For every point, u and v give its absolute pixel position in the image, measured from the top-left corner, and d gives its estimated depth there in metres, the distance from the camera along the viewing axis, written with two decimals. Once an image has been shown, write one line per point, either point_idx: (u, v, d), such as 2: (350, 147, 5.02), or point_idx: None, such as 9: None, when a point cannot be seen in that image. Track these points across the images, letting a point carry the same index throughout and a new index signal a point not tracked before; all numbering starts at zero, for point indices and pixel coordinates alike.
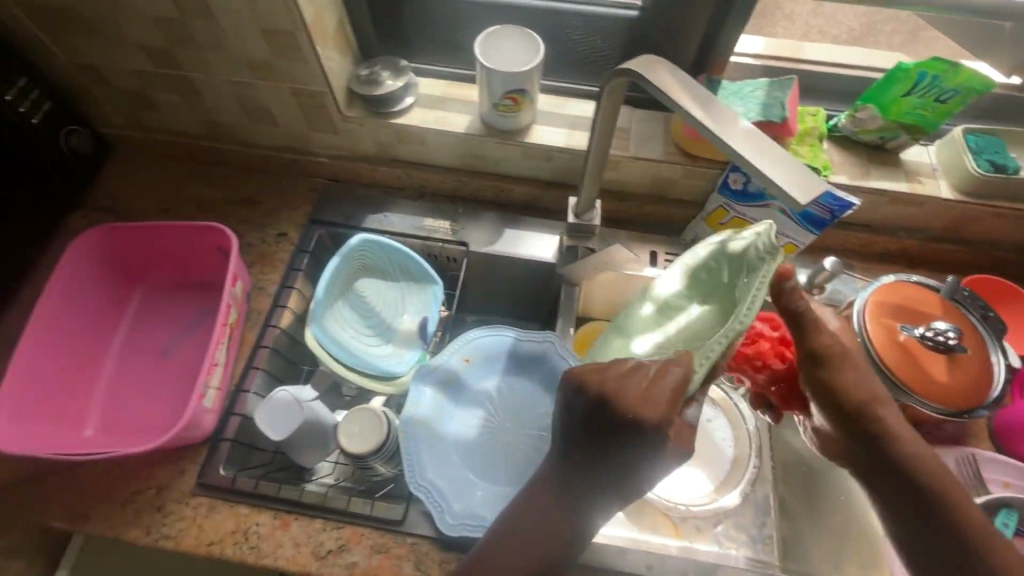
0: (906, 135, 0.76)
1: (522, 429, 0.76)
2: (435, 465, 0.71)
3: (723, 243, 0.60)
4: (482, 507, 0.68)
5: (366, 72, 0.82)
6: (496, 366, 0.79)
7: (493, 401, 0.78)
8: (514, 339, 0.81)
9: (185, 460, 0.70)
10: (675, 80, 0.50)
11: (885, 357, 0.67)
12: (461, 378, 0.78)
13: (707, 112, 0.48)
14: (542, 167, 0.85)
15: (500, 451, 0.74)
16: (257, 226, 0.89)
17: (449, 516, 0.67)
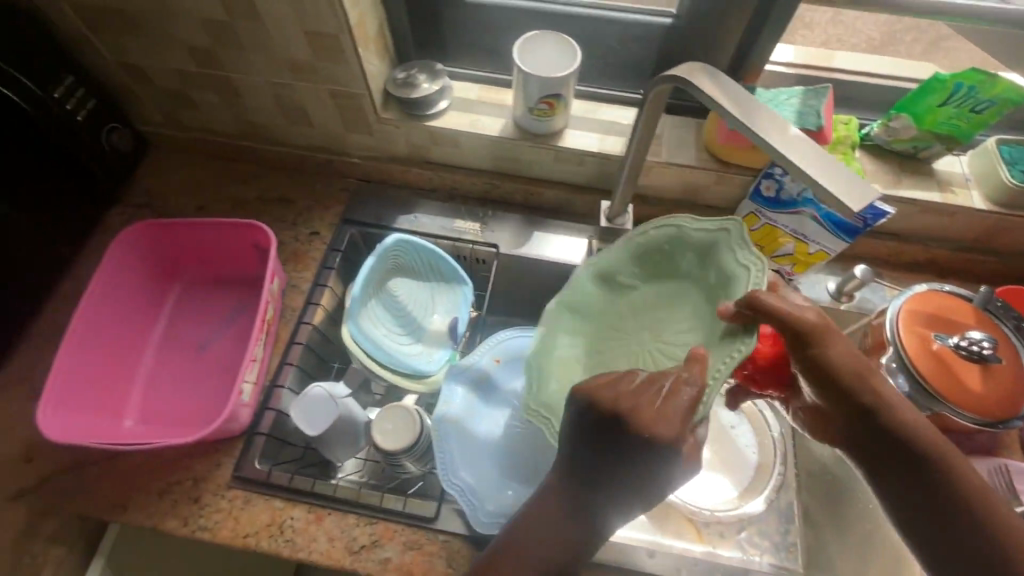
0: (940, 145, 0.76)
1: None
2: (468, 465, 0.72)
3: (678, 230, 0.61)
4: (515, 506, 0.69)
5: (403, 75, 0.82)
6: None
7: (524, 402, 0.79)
8: None
9: (222, 453, 0.72)
10: (724, 89, 0.51)
11: (918, 365, 0.68)
12: (493, 378, 0.80)
13: (756, 119, 0.48)
14: (574, 171, 0.86)
15: (532, 451, 0.75)
16: (291, 225, 0.91)
17: (483, 514, 0.68)
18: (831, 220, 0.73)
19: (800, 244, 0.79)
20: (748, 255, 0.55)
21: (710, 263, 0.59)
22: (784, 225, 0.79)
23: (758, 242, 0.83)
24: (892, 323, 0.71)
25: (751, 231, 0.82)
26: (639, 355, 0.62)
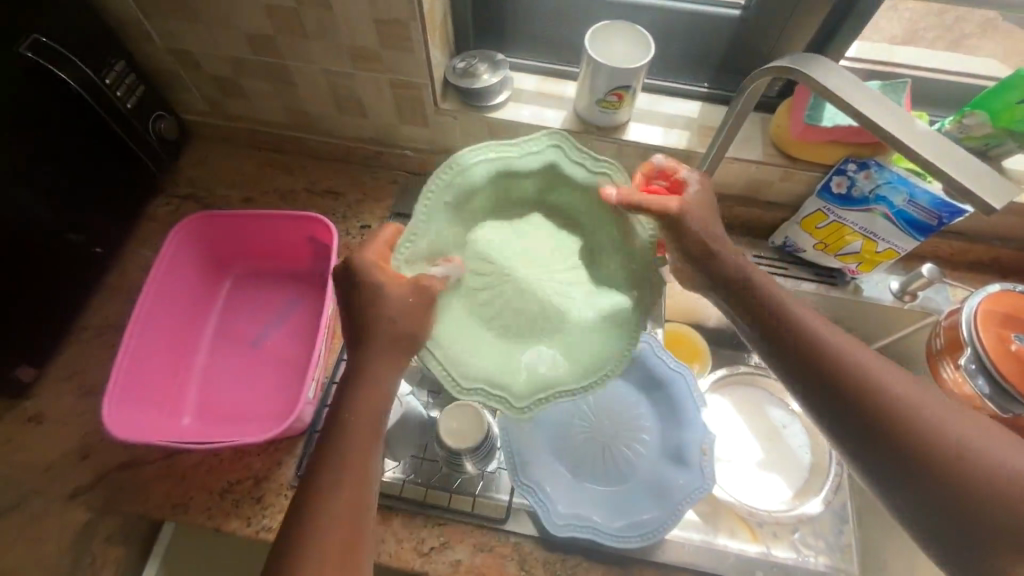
0: (1014, 143, 0.74)
1: (619, 428, 0.76)
2: (533, 462, 0.71)
3: (506, 161, 0.58)
4: (583, 507, 0.68)
5: (462, 64, 0.80)
6: None
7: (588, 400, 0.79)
8: None
9: (283, 452, 0.70)
10: (841, 81, 0.50)
11: (1000, 366, 0.66)
12: None
13: (879, 113, 0.47)
14: (634, 165, 0.84)
15: (598, 450, 0.75)
16: (340, 218, 0.89)
17: (556, 516, 0.66)
18: (905, 218, 0.72)
19: (867, 243, 0.78)
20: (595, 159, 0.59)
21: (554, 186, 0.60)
22: (852, 223, 0.77)
23: (823, 240, 0.81)
24: (968, 324, 0.70)
25: (817, 228, 0.80)
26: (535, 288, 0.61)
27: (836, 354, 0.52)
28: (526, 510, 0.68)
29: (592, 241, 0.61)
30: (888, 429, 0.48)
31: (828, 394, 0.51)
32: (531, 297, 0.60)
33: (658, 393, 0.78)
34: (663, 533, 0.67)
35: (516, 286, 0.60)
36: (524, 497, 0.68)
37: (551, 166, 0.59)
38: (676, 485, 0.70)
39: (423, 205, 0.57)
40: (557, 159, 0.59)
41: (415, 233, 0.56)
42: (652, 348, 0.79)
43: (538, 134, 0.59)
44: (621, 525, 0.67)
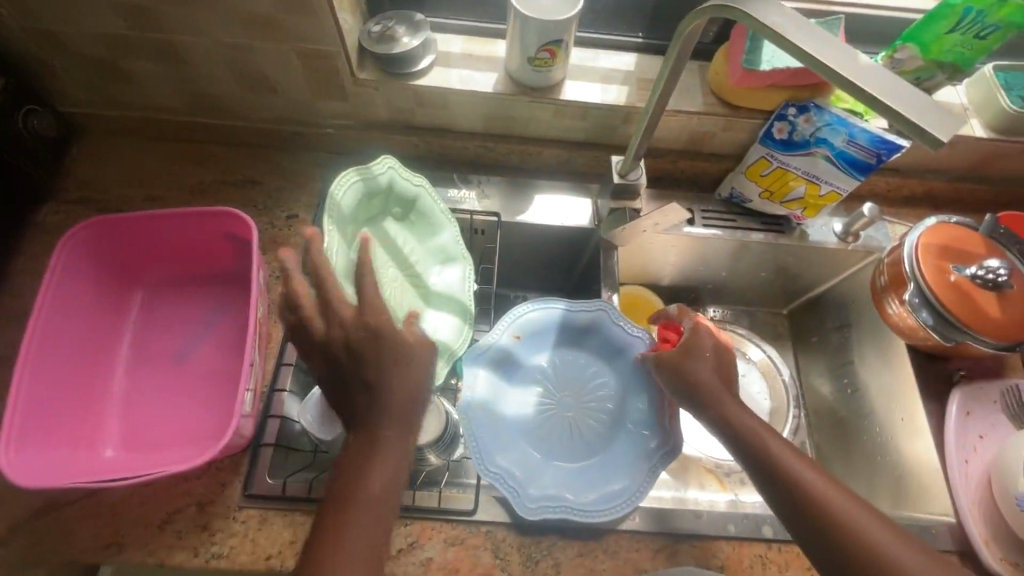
0: (943, 75, 0.74)
1: (583, 401, 0.76)
2: (501, 447, 0.68)
3: (361, 180, 0.65)
4: (555, 487, 0.66)
5: (378, 28, 0.73)
6: (546, 341, 0.78)
7: (548, 377, 0.78)
8: (564, 311, 0.78)
9: (226, 472, 0.64)
10: (781, 18, 0.47)
11: (942, 297, 0.68)
12: (514, 355, 0.76)
13: (820, 50, 0.44)
14: (576, 127, 0.80)
15: (562, 426, 0.74)
16: (262, 209, 0.80)
17: (528, 500, 0.64)
18: (845, 159, 0.71)
19: (811, 187, 0.77)
20: (415, 178, 0.71)
21: (393, 199, 0.70)
22: (795, 168, 0.76)
23: (768, 187, 0.80)
24: (909, 258, 0.71)
25: (762, 176, 0.79)
26: (393, 288, 0.70)
27: (788, 465, 0.55)
28: (496, 498, 0.65)
29: (423, 232, 0.74)
30: (839, 548, 0.50)
31: (779, 504, 0.54)
32: (393, 294, 0.69)
33: (620, 362, 0.77)
34: (636, 502, 0.65)
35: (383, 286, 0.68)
36: (494, 484, 0.65)
37: (392, 186, 0.69)
38: (645, 451, 0.69)
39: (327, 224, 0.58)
40: (394, 179, 0.69)
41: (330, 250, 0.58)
42: (610, 316, 0.77)
43: (379, 158, 0.67)
44: (595, 499, 0.65)
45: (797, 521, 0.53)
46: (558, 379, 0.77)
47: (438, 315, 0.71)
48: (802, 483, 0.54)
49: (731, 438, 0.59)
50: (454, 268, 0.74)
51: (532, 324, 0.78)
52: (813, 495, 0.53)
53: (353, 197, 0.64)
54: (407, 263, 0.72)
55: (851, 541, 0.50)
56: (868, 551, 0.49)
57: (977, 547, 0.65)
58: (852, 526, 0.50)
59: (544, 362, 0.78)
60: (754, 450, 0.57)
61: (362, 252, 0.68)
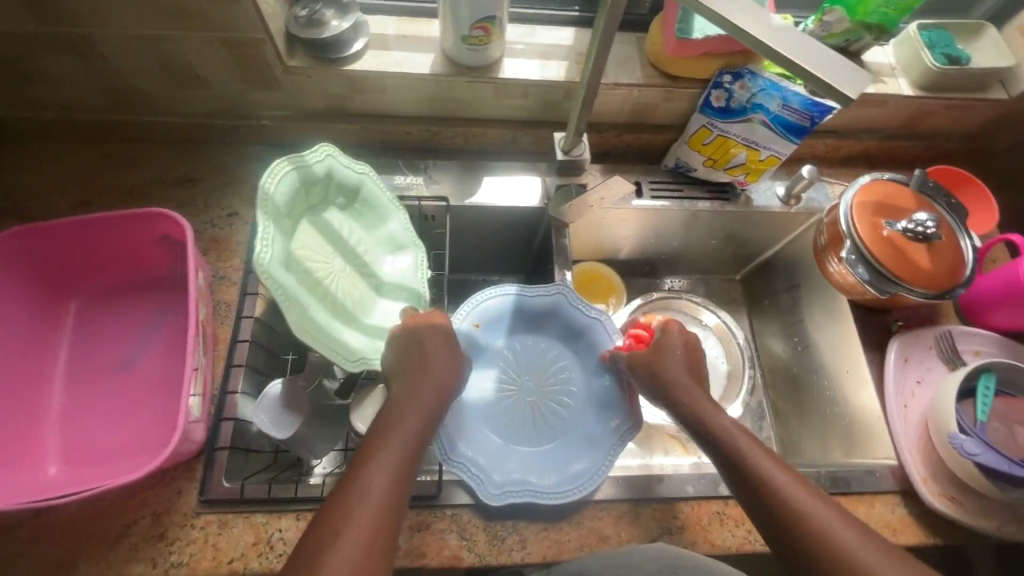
0: (869, 36, 0.77)
1: (545, 385, 0.77)
2: (465, 435, 0.68)
3: (299, 169, 0.61)
4: (519, 471, 0.67)
5: (305, 12, 0.70)
6: (506, 327, 0.78)
7: (511, 362, 0.78)
8: (524, 296, 0.78)
9: (181, 480, 0.62)
10: None
11: (876, 252, 0.70)
12: (476, 342, 0.76)
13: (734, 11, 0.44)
14: (518, 105, 0.79)
15: (525, 410, 0.74)
16: (200, 208, 0.77)
17: (490, 485, 0.64)
18: (781, 123, 0.73)
19: (751, 152, 0.79)
20: (357, 166, 0.70)
21: (335, 188, 0.68)
22: (735, 135, 0.77)
23: (711, 156, 0.81)
24: (845, 217, 0.73)
25: (704, 145, 0.80)
26: (339, 278, 0.67)
27: (742, 447, 0.56)
28: (460, 481, 0.66)
29: (370, 221, 0.73)
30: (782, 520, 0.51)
31: (735, 483, 0.55)
32: (343, 284, 0.67)
33: (578, 344, 0.78)
34: (600, 478, 0.66)
35: (332, 275, 0.66)
36: (459, 472, 0.64)
37: (333, 175, 0.67)
38: (606, 429, 0.70)
39: (261, 219, 0.54)
40: (335, 168, 0.67)
41: (264, 239, 0.53)
42: (568, 299, 0.78)
43: (318, 145, 0.65)
44: (558, 480, 0.66)
45: (748, 498, 0.54)
46: (519, 364, 0.78)
47: (389, 303, 0.72)
48: (752, 463, 0.54)
49: (705, 440, 0.59)
50: (404, 255, 0.74)
51: (492, 310, 0.78)
52: (760, 473, 0.54)
53: (290, 186, 0.59)
54: (356, 254, 0.71)
55: (817, 543, 0.49)
56: (824, 543, 0.48)
57: (916, 485, 0.68)
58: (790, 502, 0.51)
59: (505, 348, 0.78)
60: (726, 451, 0.57)
61: (303, 243, 0.63)
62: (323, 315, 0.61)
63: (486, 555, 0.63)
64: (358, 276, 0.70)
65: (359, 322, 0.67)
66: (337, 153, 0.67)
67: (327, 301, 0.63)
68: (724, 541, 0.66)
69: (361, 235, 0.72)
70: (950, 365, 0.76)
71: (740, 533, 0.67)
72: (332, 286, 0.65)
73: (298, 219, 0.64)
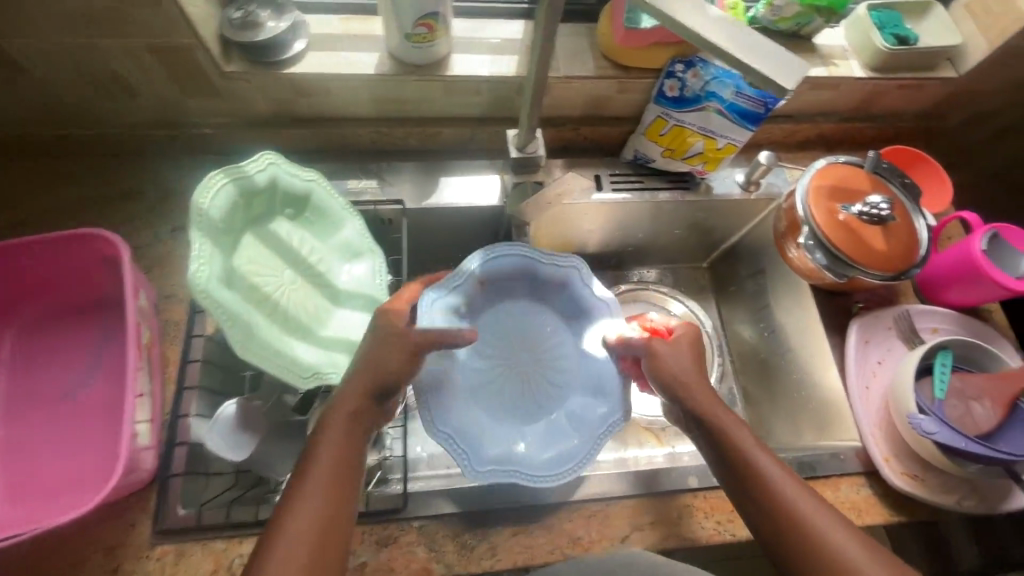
0: (820, 19, 0.76)
1: (540, 357, 0.75)
2: (455, 405, 0.66)
3: (238, 180, 0.59)
4: (507, 450, 0.64)
5: (239, 14, 0.67)
6: (507, 294, 0.75)
7: (509, 329, 0.76)
8: (534, 262, 0.74)
9: (133, 511, 0.60)
10: None
11: (832, 236, 0.70)
12: (475, 304, 0.73)
13: None
14: (471, 102, 0.77)
15: (516, 382, 0.73)
16: (143, 224, 0.74)
17: (478, 461, 0.61)
18: (736, 111, 0.72)
19: (708, 141, 0.78)
20: (304, 173, 0.67)
21: (279, 198, 0.65)
22: (691, 124, 0.76)
23: (668, 146, 0.81)
24: (802, 203, 0.73)
25: (661, 135, 0.79)
26: (291, 291, 0.65)
27: (737, 437, 0.57)
28: (426, 492, 0.64)
29: (322, 230, 0.70)
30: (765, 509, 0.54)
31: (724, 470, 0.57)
32: (294, 298, 0.65)
33: (581, 322, 0.75)
34: (591, 458, 0.64)
35: (284, 288, 0.64)
36: (442, 445, 0.62)
37: (277, 184, 0.64)
38: (599, 413, 0.67)
39: (196, 236, 0.52)
40: (279, 176, 0.64)
41: (201, 256, 0.51)
42: (578, 274, 0.74)
43: (259, 153, 0.62)
44: (549, 461, 0.64)
45: (735, 484, 0.56)
46: (514, 337, 0.76)
47: (346, 314, 0.69)
48: (742, 454, 0.56)
49: (697, 427, 0.60)
50: (361, 261, 0.71)
51: (493, 274, 0.73)
52: (748, 462, 0.55)
53: (228, 200, 0.57)
54: (309, 265, 0.68)
55: (793, 528, 0.52)
56: (800, 528, 0.52)
57: (879, 466, 0.69)
58: (775, 492, 0.54)
59: (499, 314, 0.76)
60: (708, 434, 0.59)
61: (248, 256, 0.61)
62: (272, 331, 0.59)
63: (456, 565, 0.62)
64: (311, 288, 0.68)
65: (314, 336, 0.64)
66: (280, 158, 0.64)
67: (277, 317, 0.61)
68: (695, 534, 0.66)
69: (315, 243, 0.69)
70: (910, 345, 0.77)
71: (711, 524, 0.67)
72: (282, 299, 0.63)
73: (241, 232, 0.61)
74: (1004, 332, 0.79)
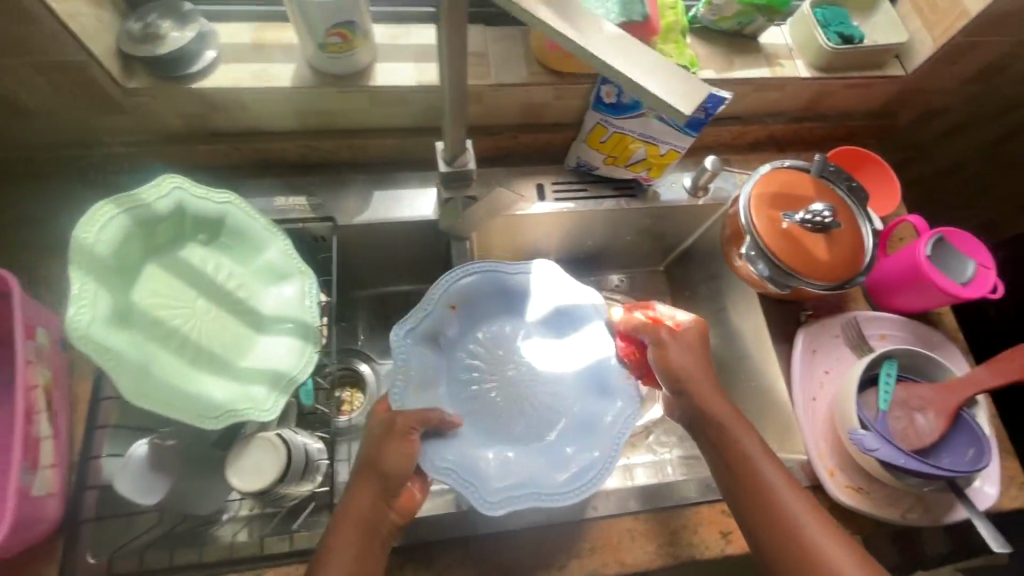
0: (761, 18, 0.74)
1: (527, 375, 0.70)
2: (454, 437, 0.58)
3: (130, 211, 0.55)
4: (516, 474, 0.58)
5: (139, 26, 0.62)
6: (482, 313, 0.70)
7: (487, 351, 0.70)
8: (508, 275, 0.69)
9: (39, 561, 0.57)
10: None
11: (773, 247, 0.68)
12: (448, 329, 0.67)
13: (556, 14, 0.40)
14: (400, 112, 0.74)
15: (507, 405, 0.67)
16: (48, 249, 0.68)
17: (489, 494, 0.55)
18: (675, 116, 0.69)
19: (650, 148, 0.75)
20: (217, 194, 0.63)
21: (186, 226, 0.61)
22: (631, 131, 0.73)
23: (610, 153, 0.78)
24: (744, 211, 0.71)
25: (601, 143, 0.76)
26: (204, 323, 0.61)
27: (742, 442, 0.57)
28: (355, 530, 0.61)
29: (243, 253, 0.65)
30: (763, 513, 0.54)
31: (727, 475, 0.57)
32: (209, 329, 0.61)
33: (566, 329, 0.71)
34: (609, 473, 0.58)
35: (196, 320, 0.60)
36: (447, 482, 0.55)
37: (182, 209, 0.60)
38: (603, 420, 0.64)
39: (74, 277, 0.49)
40: (185, 201, 0.60)
41: (80, 299, 0.49)
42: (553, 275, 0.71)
43: (159, 177, 0.58)
44: (568, 478, 0.58)
45: (735, 488, 0.56)
46: (496, 356, 0.70)
47: (273, 340, 0.62)
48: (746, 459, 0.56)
49: (705, 438, 0.60)
50: (289, 282, 0.65)
51: (469, 291, 0.68)
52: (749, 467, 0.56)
53: (117, 236, 0.54)
54: (228, 293, 0.63)
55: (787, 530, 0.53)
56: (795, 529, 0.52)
57: (823, 480, 0.68)
58: (773, 495, 0.54)
59: (476, 336, 0.70)
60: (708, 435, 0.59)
61: (149, 289, 0.57)
62: (175, 369, 0.55)
63: None
64: (233, 316, 0.63)
65: (232, 369, 0.59)
66: (183, 180, 0.60)
67: (186, 352, 0.57)
68: (637, 559, 0.64)
69: (237, 268, 0.64)
70: (858, 353, 0.75)
71: (653, 550, 0.65)
72: (191, 333, 0.59)
73: (143, 266, 0.58)
74: (954, 337, 0.78)
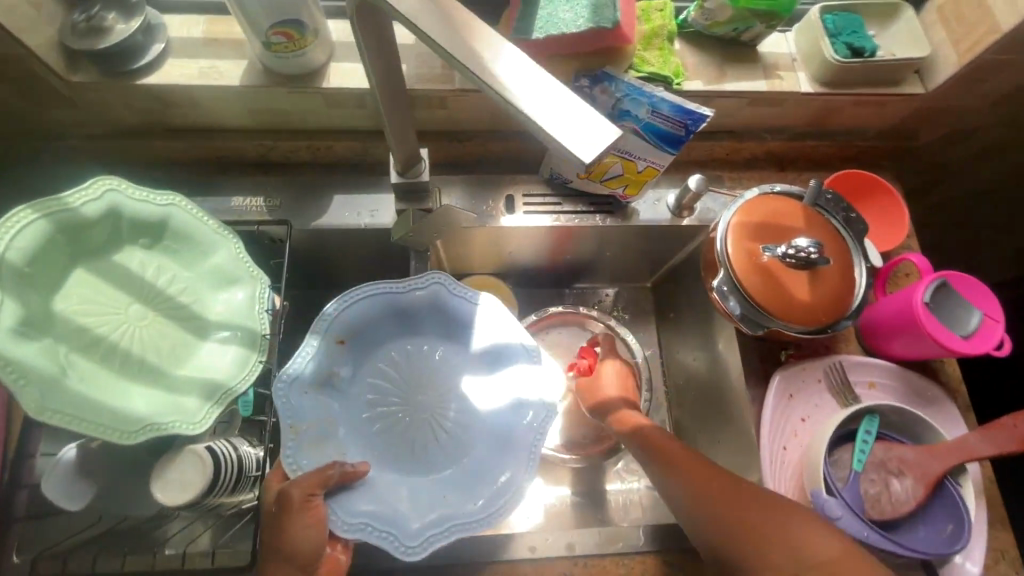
0: (761, 24, 0.66)
1: (439, 394, 0.66)
2: (364, 488, 0.56)
3: (52, 216, 0.55)
4: (435, 507, 0.57)
5: (83, 17, 0.60)
6: (380, 336, 0.65)
7: (391, 378, 0.66)
8: (393, 294, 0.64)
9: None
10: (430, 8, 0.38)
11: (747, 283, 0.62)
12: (337, 367, 0.62)
13: (460, 44, 0.36)
14: (358, 114, 0.70)
15: (419, 429, 0.64)
16: None
17: (407, 538, 0.53)
18: (651, 132, 0.63)
19: (627, 163, 0.69)
20: (159, 195, 0.61)
21: (123, 230, 0.60)
22: None
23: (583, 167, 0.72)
24: (720, 239, 0.64)
25: None
26: (140, 329, 0.58)
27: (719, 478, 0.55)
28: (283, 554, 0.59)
29: (190, 258, 0.62)
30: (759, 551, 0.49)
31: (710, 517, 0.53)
32: (146, 336, 0.58)
33: (493, 370, 0.65)
34: (531, 476, 0.58)
35: (131, 327, 0.58)
36: (362, 538, 0.53)
37: (118, 212, 0.59)
38: (519, 426, 0.61)
39: None
40: (119, 204, 0.59)
41: None
42: (447, 288, 0.65)
43: (89, 182, 0.57)
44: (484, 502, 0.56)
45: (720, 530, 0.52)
46: (401, 380, 0.66)
47: (216, 348, 0.59)
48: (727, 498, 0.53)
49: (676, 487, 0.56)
50: (239, 286, 0.62)
51: (354, 323, 0.63)
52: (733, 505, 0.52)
53: (34, 245, 0.54)
54: (171, 297, 0.60)
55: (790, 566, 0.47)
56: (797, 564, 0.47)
57: None
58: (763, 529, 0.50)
59: (374, 367, 0.65)
60: (697, 492, 0.54)
61: (78, 296, 0.57)
62: (99, 380, 0.53)
63: None
64: (177, 321, 0.60)
65: (169, 378, 0.56)
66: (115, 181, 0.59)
67: (114, 361, 0.55)
68: None
69: (184, 271, 0.62)
70: (841, 402, 0.69)
71: None
72: (122, 341, 0.57)
73: (72, 273, 0.57)
74: (950, 391, 0.71)
